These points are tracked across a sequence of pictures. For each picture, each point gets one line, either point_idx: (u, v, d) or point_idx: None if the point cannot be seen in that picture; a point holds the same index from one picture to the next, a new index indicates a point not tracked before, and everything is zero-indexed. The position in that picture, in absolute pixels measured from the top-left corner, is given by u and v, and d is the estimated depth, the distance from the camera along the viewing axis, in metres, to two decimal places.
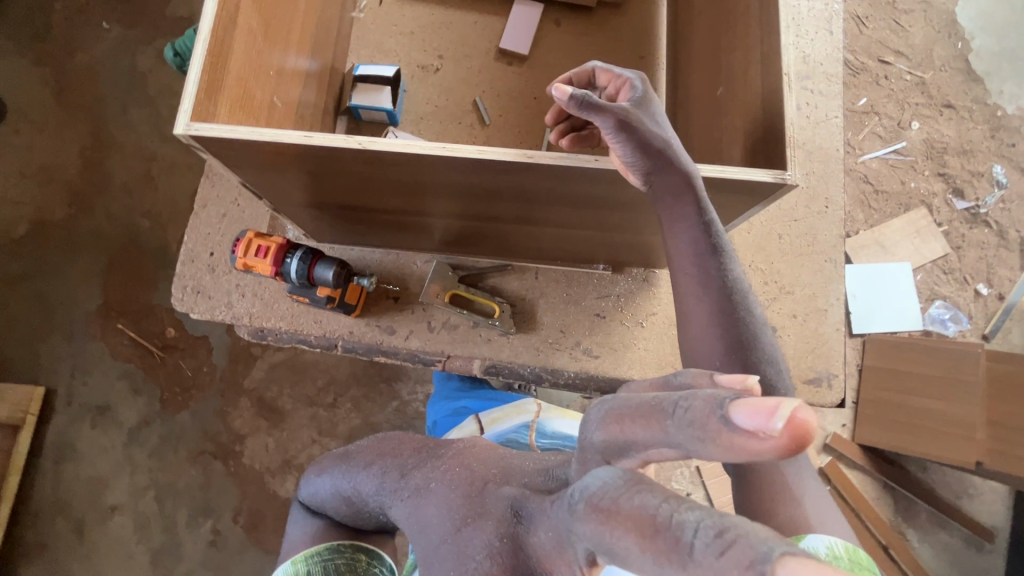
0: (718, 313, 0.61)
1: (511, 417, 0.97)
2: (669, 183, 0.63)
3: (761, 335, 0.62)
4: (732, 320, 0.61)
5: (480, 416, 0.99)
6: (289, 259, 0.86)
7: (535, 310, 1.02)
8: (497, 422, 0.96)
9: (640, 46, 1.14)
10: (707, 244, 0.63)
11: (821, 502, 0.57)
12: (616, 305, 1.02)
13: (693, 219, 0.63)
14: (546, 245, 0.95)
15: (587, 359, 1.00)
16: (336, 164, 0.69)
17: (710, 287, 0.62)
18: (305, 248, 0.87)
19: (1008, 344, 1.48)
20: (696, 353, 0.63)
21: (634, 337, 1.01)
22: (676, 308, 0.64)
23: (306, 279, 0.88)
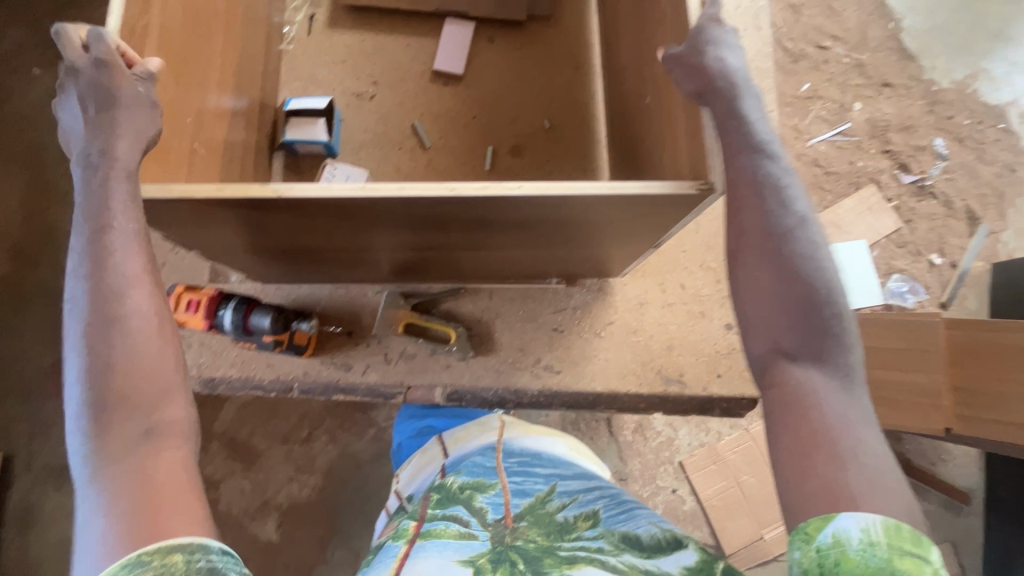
0: (757, 211, 0.64)
1: (475, 435, 0.97)
2: (715, 71, 0.63)
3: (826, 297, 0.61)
4: (783, 245, 0.63)
5: (444, 438, 1.00)
6: (223, 311, 0.85)
7: (491, 331, 1.01)
8: (461, 442, 0.96)
9: (576, 56, 1.14)
10: (752, 141, 0.63)
11: (871, 471, 0.56)
12: (573, 317, 1.02)
13: (733, 111, 0.63)
14: (495, 266, 0.95)
15: (548, 376, 1.00)
16: (259, 213, 0.68)
17: (749, 186, 0.64)
18: (238, 298, 0.86)
19: (966, 310, 1.52)
20: (757, 293, 0.64)
21: (595, 348, 1.01)
22: (735, 243, 0.66)
23: (243, 328, 0.86)
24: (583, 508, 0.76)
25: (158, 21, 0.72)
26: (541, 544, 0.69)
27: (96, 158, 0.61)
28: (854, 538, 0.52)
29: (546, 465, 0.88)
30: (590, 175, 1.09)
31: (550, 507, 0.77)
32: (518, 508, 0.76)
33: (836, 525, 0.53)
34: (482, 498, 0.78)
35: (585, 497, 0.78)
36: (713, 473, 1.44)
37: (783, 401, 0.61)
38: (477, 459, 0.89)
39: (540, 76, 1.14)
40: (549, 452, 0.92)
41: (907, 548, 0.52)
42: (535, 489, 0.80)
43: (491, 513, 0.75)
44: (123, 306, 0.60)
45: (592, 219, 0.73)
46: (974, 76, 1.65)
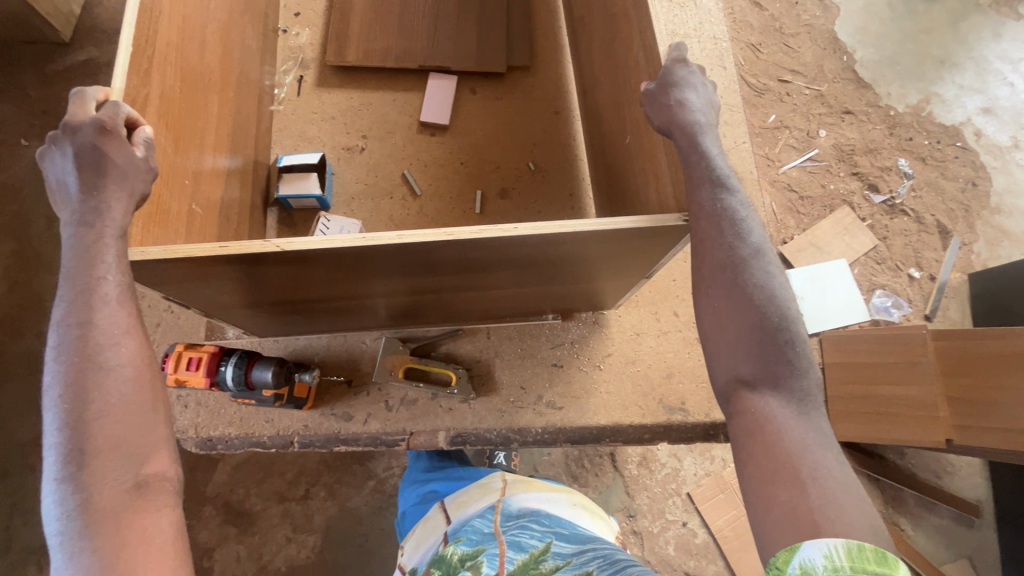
0: (714, 240, 0.63)
1: (477, 498, 0.93)
2: (679, 111, 0.68)
3: (783, 325, 0.60)
4: (740, 271, 0.62)
5: (446, 503, 0.96)
6: (224, 367, 0.84)
7: (492, 371, 1.01)
8: (463, 507, 0.93)
9: (555, 102, 1.20)
10: (710, 174, 0.65)
11: (842, 499, 0.52)
12: (572, 352, 1.03)
13: (695, 145, 0.66)
14: (491, 306, 0.96)
15: (551, 413, 0.99)
16: (260, 268, 0.69)
17: (707, 218, 0.64)
18: (239, 353, 0.85)
19: (950, 321, 1.56)
20: (716, 320, 0.62)
21: (595, 381, 1.01)
22: (692, 269, 0.65)
23: (245, 384, 0.85)
24: (577, 571, 0.70)
25: (157, 90, 0.76)
26: None
27: (93, 215, 0.59)
28: (819, 565, 0.48)
29: (547, 523, 0.84)
30: (577, 213, 1.13)
31: (544, 567, 0.71)
32: (511, 567, 0.71)
33: (801, 555, 0.49)
34: (478, 559, 0.73)
35: (579, 559, 0.72)
36: (722, 503, 1.42)
37: (744, 429, 0.58)
38: (476, 520, 0.86)
39: (521, 122, 1.19)
40: (549, 512, 0.89)
41: (873, 568, 0.47)
42: (530, 545, 0.76)
43: (486, 568, 0.71)
44: (113, 355, 0.56)
45: (588, 254, 0.75)
46: (926, 99, 1.75)
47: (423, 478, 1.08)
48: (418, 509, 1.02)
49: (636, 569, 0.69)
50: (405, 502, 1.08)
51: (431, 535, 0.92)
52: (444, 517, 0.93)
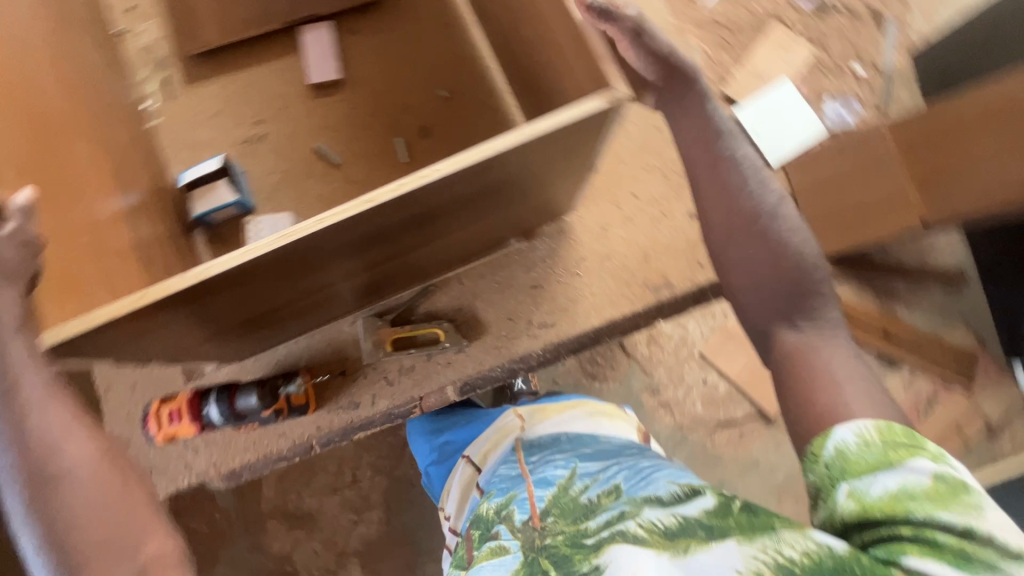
0: (729, 199, 0.70)
1: (499, 442, 0.97)
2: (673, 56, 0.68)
3: (801, 251, 0.68)
4: (757, 215, 0.69)
5: (471, 457, 1.00)
6: (207, 408, 0.89)
7: (476, 314, 1.00)
8: (489, 455, 0.97)
9: (443, 14, 1.09)
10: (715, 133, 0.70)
11: (861, 388, 0.62)
12: (546, 268, 1.01)
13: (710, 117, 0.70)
14: (461, 249, 0.93)
15: (546, 332, 1.00)
16: (208, 297, 0.65)
17: (707, 167, 0.70)
18: (215, 391, 0.90)
19: (903, 106, 1.53)
20: (740, 262, 0.70)
21: (578, 287, 1.01)
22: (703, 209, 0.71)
23: (233, 415, 0.90)
24: (605, 485, 0.73)
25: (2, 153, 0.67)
26: (569, 533, 0.68)
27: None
28: (850, 443, 0.58)
29: (570, 447, 0.87)
30: (505, 125, 1.06)
31: (574, 491, 0.75)
32: (544, 504, 0.74)
33: (834, 439, 0.59)
34: (513, 508, 0.77)
35: (604, 474, 0.76)
36: (733, 351, 1.48)
37: (785, 357, 0.66)
38: (505, 465, 0.90)
39: (417, 49, 1.09)
40: (569, 435, 0.92)
41: (901, 440, 0.57)
42: (557, 476, 0.79)
43: (519, 515, 0.75)
44: (63, 461, 0.58)
45: (525, 170, 0.71)
46: None
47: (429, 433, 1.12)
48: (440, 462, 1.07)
49: (663, 474, 0.72)
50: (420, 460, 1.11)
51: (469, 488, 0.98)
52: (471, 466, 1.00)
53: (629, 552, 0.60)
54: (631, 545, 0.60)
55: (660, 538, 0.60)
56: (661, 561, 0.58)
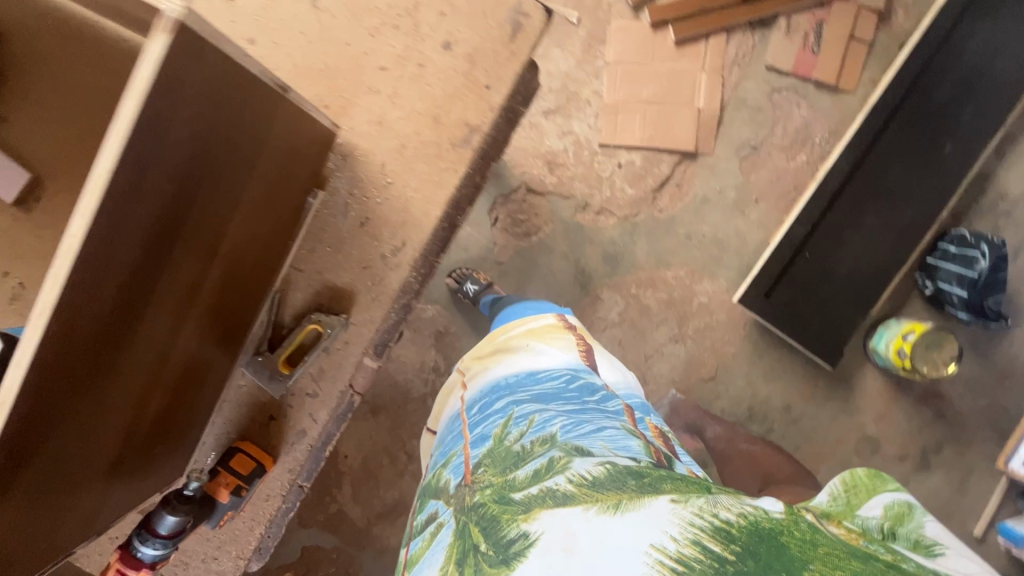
0: None
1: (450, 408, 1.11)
2: None
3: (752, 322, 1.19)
4: None
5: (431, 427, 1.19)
6: (137, 553, 0.88)
7: (334, 286, 0.94)
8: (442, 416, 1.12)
9: (58, 29, 0.89)
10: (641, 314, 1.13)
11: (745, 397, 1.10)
12: (358, 200, 0.93)
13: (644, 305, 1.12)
14: (266, 223, 0.83)
15: (404, 254, 0.94)
16: (33, 483, 0.59)
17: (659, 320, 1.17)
18: (133, 535, 0.88)
19: None
20: None
21: (399, 195, 0.93)
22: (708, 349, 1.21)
23: (166, 544, 0.88)
24: (540, 433, 0.85)
25: None
26: (496, 485, 0.78)
27: None
28: (824, 503, 0.83)
29: (503, 394, 0.98)
30: None
31: (510, 440, 0.86)
32: (479, 459, 0.86)
33: (813, 504, 0.83)
34: (451, 474, 0.89)
35: (539, 420, 0.88)
36: None
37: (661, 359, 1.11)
38: (450, 437, 1.00)
39: (73, 88, 0.91)
40: (507, 380, 1.02)
41: (861, 492, 0.85)
42: (492, 430, 0.91)
43: (455, 481, 0.86)
44: None
45: (212, 125, 0.59)
46: None
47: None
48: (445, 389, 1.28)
49: (596, 436, 0.84)
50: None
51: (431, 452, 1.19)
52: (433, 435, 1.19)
53: (558, 517, 0.66)
54: (563, 507, 0.67)
55: (582, 488, 0.70)
56: (591, 521, 0.64)
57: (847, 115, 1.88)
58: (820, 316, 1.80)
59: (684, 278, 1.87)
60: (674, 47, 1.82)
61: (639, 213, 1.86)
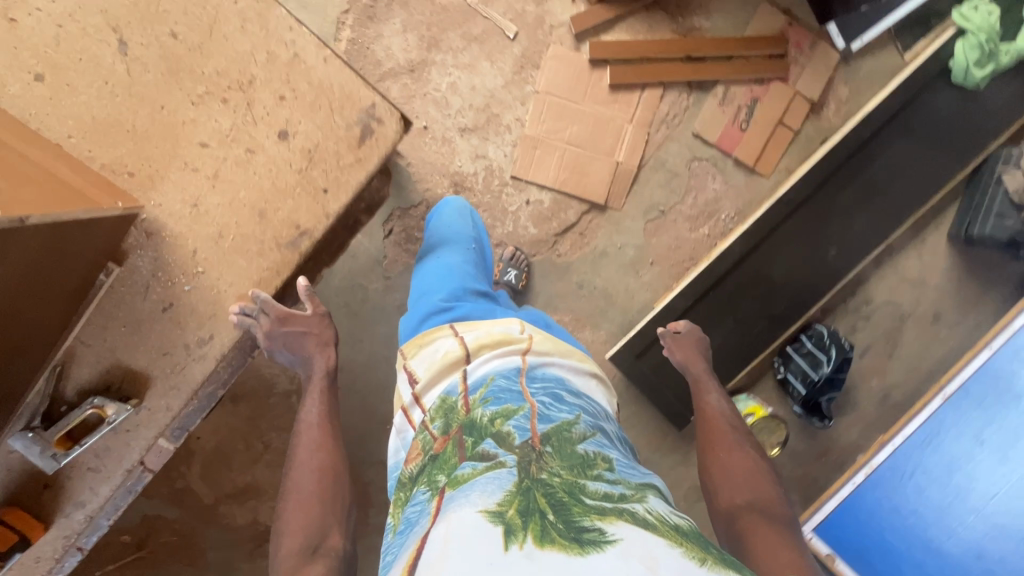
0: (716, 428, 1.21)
1: (507, 347, 1.04)
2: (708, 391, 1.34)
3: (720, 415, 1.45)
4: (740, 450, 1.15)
5: (465, 340, 1.06)
6: None
7: (125, 368, 0.98)
8: (483, 349, 1.03)
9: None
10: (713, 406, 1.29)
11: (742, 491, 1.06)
12: (158, 280, 0.98)
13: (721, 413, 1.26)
14: (24, 286, 0.76)
15: (206, 347, 0.99)
16: None
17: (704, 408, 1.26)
18: None
19: None
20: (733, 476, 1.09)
21: (204, 280, 0.99)
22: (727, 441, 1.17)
23: None
24: (600, 450, 0.83)
25: None
26: (565, 477, 0.72)
27: None
28: None
29: (570, 394, 0.96)
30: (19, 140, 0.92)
31: (574, 437, 0.83)
32: (546, 430, 0.82)
33: None
34: (512, 423, 0.82)
35: (599, 440, 0.87)
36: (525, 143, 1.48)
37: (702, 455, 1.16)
38: (500, 382, 0.93)
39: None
40: (564, 381, 1.00)
41: None
42: (558, 416, 0.86)
43: (518, 435, 0.79)
44: None
45: None
46: None
47: (475, 281, 1.32)
48: (456, 304, 1.21)
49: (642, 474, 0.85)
50: (437, 275, 1.32)
51: (455, 368, 1.01)
52: (465, 351, 1.04)
53: (643, 535, 0.63)
54: (645, 530, 0.64)
55: (665, 527, 0.67)
56: (674, 556, 0.60)
57: (757, 197, 1.88)
58: (679, 384, 1.88)
59: (567, 325, 1.88)
60: (607, 92, 1.73)
61: (536, 253, 1.83)
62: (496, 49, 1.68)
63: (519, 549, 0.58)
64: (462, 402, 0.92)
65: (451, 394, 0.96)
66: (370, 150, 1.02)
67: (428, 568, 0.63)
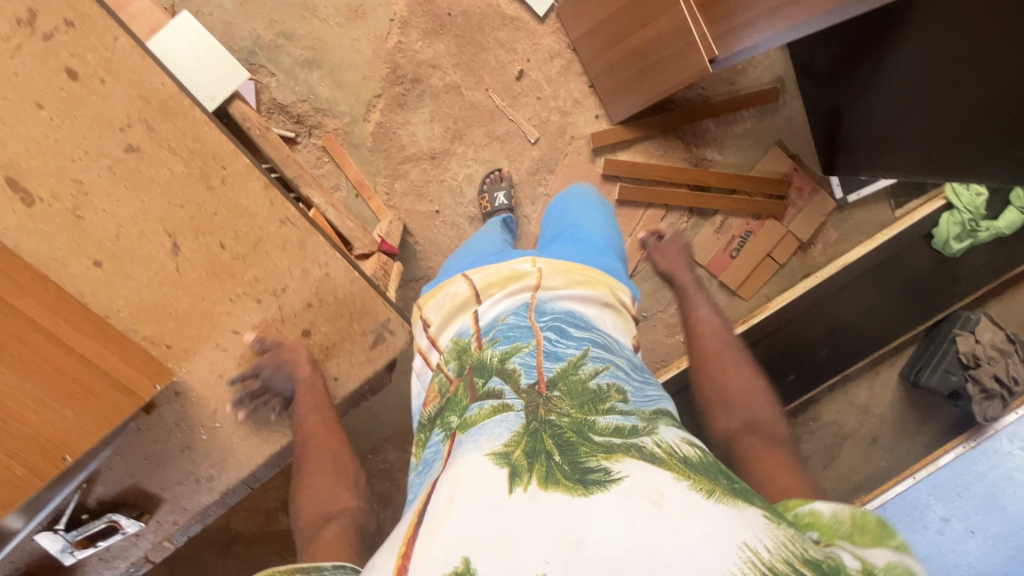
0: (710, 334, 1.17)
1: (517, 289, 0.98)
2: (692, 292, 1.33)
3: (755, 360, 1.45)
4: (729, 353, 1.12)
5: (474, 281, 1.03)
6: None
7: (143, 490, 1.10)
8: (492, 287, 1.00)
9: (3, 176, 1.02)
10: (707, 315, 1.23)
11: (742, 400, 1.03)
12: (183, 425, 1.09)
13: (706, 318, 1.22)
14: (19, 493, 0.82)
15: (215, 484, 1.11)
16: None
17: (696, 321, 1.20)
18: None
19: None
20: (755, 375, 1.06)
21: (219, 434, 1.11)
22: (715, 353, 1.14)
23: None
24: (612, 381, 0.81)
25: None
26: (574, 416, 0.71)
27: None
28: (825, 512, 0.69)
29: (580, 326, 0.91)
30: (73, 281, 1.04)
31: (584, 373, 0.80)
32: (552, 374, 0.78)
33: (811, 507, 0.71)
34: (517, 362, 0.82)
35: (613, 370, 0.84)
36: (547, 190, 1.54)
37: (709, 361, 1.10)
38: (513, 320, 0.91)
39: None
40: (578, 313, 0.94)
41: (869, 522, 0.66)
42: (567, 352, 0.83)
43: (525, 378, 0.78)
44: None
45: None
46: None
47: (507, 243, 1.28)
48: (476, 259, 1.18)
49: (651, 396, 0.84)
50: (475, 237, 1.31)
51: (465, 309, 1.00)
52: (474, 291, 1.01)
53: (647, 470, 0.63)
54: (652, 465, 0.64)
55: (672, 460, 0.67)
56: (682, 490, 0.61)
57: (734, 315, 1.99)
58: None
59: None
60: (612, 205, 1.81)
61: None
62: (516, 150, 1.75)
63: (524, 492, 0.60)
64: (475, 344, 0.91)
65: (464, 335, 0.96)
66: (377, 357, 1.18)
67: (439, 508, 0.65)
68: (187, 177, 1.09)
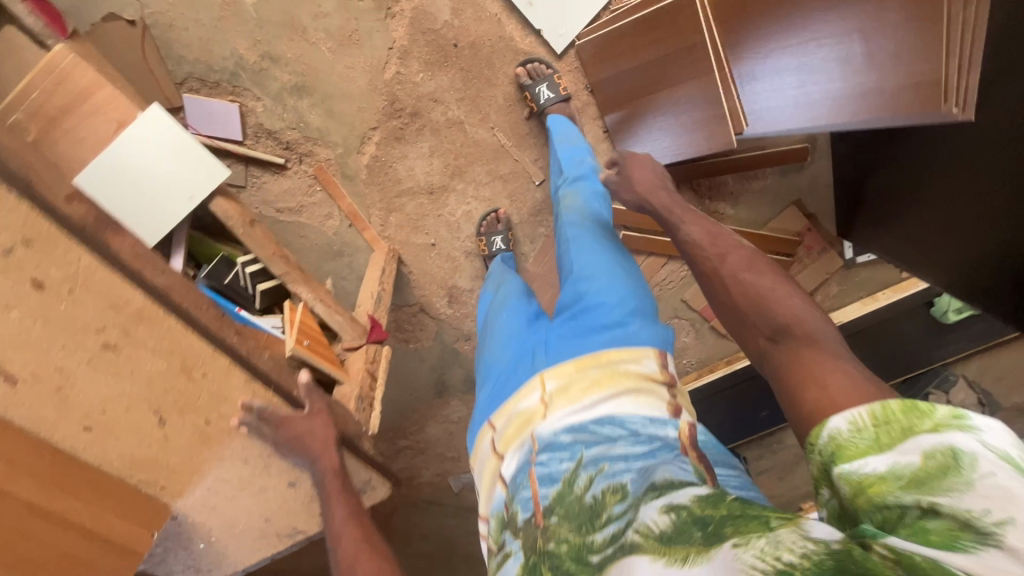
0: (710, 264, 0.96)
1: (522, 433, 0.84)
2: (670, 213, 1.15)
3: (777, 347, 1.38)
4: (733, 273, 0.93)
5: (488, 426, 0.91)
6: None
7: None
8: (510, 443, 0.85)
9: None
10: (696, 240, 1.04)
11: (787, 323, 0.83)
12: (186, 532, 1.07)
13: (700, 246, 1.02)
14: None
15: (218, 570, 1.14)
16: None
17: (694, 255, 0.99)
18: None
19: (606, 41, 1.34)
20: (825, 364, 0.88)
21: (220, 539, 1.10)
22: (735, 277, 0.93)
23: None
24: (611, 479, 0.71)
25: None
26: (571, 542, 0.66)
27: None
28: (845, 430, 0.61)
29: (573, 427, 0.80)
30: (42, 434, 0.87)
31: (578, 485, 0.72)
32: (546, 502, 0.73)
33: (830, 428, 0.63)
34: (518, 498, 0.78)
35: (611, 464, 0.73)
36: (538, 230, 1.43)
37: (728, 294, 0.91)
38: (520, 471, 0.80)
39: None
40: (590, 422, 0.79)
41: (901, 424, 0.57)
42: (561, 469, 0.75)
43: (524, 514, 0.75)
44: None
45: None
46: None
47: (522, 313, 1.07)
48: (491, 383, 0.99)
49: (659, 468, 0.71)
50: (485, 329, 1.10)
51: (494, 478, 0.87)
52: (497, 457, 0.87)
53: None
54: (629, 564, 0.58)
55: (658, 548, 0.58)
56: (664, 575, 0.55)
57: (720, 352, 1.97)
58: None
59: None
60: None
61: None
62: (518, 191, 1.62)
63: None
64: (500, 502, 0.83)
65: (500, 510, 0.82)
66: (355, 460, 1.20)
67: None
68: (169, 370, 0.96)
